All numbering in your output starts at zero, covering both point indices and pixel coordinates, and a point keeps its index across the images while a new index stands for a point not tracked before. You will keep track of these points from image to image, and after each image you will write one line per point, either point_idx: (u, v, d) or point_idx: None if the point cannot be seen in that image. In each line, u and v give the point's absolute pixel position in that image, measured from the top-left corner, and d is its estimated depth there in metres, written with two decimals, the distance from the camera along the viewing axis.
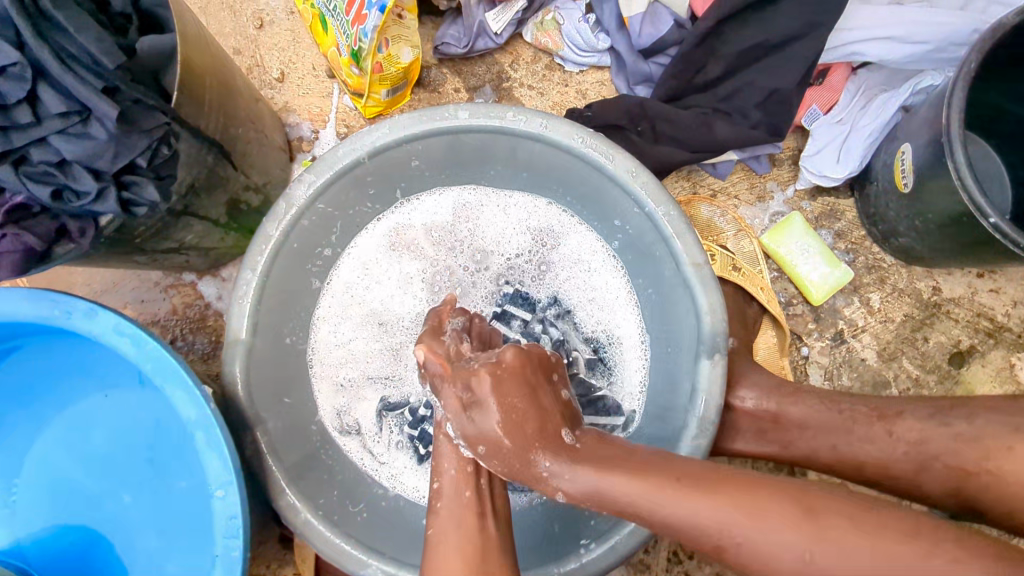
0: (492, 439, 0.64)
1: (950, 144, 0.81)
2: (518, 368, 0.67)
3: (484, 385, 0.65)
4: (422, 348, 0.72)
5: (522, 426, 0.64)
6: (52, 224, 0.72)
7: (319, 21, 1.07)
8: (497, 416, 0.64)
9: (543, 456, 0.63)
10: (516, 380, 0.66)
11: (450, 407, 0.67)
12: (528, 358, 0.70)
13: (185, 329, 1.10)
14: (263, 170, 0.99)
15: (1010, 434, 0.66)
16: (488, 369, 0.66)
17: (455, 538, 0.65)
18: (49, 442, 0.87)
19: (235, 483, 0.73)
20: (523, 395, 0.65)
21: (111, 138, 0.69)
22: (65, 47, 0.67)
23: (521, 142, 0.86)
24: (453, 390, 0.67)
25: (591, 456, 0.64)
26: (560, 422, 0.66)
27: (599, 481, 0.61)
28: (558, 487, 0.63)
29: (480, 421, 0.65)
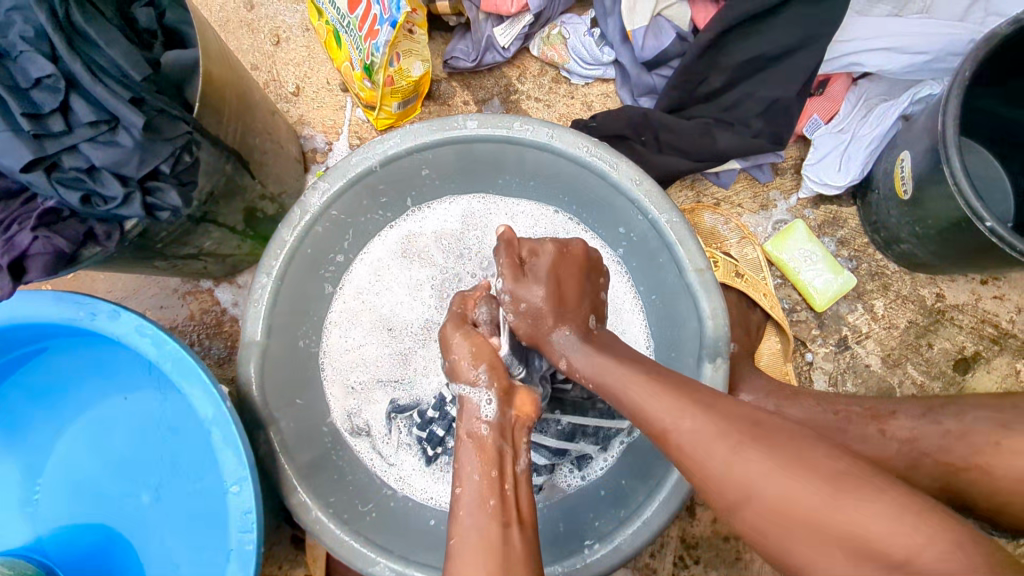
0: (534, 303, 0.73)
1: (947, 151, 0.82)
2: (563, 253, 0.77)
3: (544, 255, 0.75)
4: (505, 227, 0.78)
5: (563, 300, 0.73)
6: (80, 227, 0.75)
7: (334, 37, 1.11)
8: (544, 284, 0.74)
9: (565, 325, 0.73)
10: (573, 267, 0.76)
11: (505, 267, 0.76)
12: (551, 296, 0.73)
13: (201, 334, 1.13)
14: (279, 179, 1.02)
15: (996, 428, 0.66)
16: (554, 244, 0.77)
17: (476, 552, 0.61)
18: (71, 442, 0.90)
19: (250, 479, 0.75)
20: (575, 283, 0.75)
21: (137, 146, 0.73)
22: (96, 60, 0.72)
23: (527, 151, 0.89)
24: (513, 253, 0.77)
25: (607, 352, 0.71)
26: (588, 307, 0.76)
27: (612, 366, 0.67)
28: (564, 353, 0.72)
29: (532, 283, 0.74)
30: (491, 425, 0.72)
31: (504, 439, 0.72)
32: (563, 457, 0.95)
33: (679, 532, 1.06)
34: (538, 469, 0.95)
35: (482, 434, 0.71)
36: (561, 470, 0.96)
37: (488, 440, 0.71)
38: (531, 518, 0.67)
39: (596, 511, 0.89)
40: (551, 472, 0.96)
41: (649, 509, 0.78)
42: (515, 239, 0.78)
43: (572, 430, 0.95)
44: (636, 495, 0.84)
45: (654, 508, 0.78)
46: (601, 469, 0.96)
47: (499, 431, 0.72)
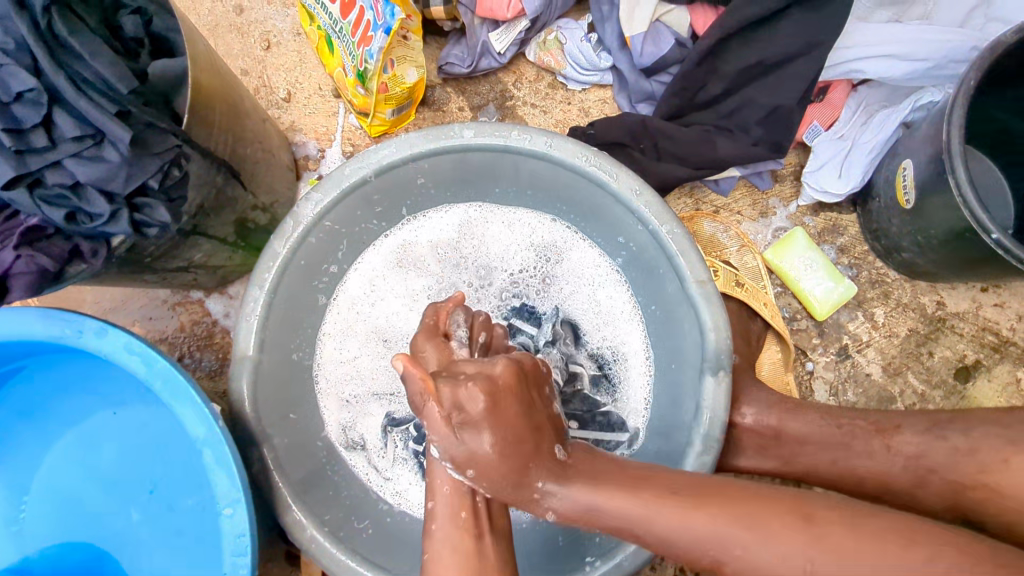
0: (484, 461, 0.60)
1: (952, 161, 0.81)
2: (517, 375, 0.64)
3: (479, 406, 0.59)
4: (403, 357, 0.59)
5: (523, 440, 0.61)
6: (65, 246, 0.73)
7: (326, 42, 1.09)
8: (491, 434, 0.60)
9: (538, 477, 0.62)
10: (511, 399, 0.61)
11: (434, 422, 0.60)
12: (512, 455, 0.61)
13: (192, 346, 1.11)
14: (270, 188, 1.00)
15: (1005, 445, 0.67)
16: (483, 386, 0.59)
17: (452, 557, 0.64)
18: (59, 460, 0.87)
19: (243, 501, 0.73)
20: (522, 410, 0.62)
21: (124, 160, 0.71)
22: (79, 72, 0.70)
23: (526, 161, 0.87)
24: (440, 408, 0.59)
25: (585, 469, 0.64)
26: (550, 431, 0.65)
27: (620, 503, 0.61)
28: (550, 507, 0.63)
29: (472, 435, 0.60)
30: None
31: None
32: None
33: None
34: None
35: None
36: None
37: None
38: (502, 521, 0.69)
39: None
40: None
41: None
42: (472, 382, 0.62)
43: None
44: None
45: None
46: None
47: None
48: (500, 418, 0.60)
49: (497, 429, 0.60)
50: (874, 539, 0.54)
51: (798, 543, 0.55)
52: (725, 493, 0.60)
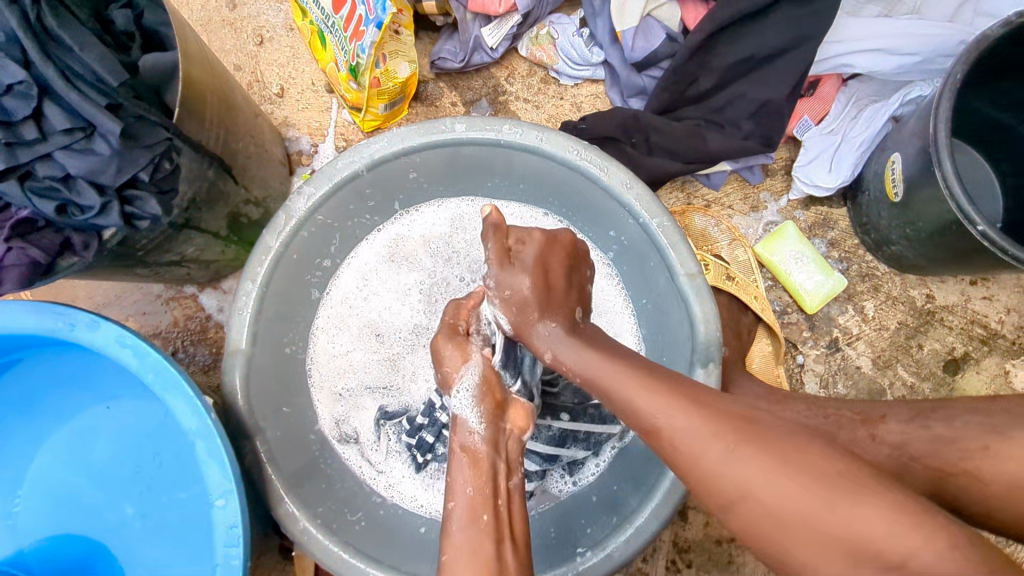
0: (522, 293, 0.73)
1: (938, 154, 0.82)
2: (550, 240, 0.76)
3: (537, 242, 0.75)
4: (491, 207, 0.76)
5: (549, 289, 0.74)
6: (56, 238, 0.74)
7: (318, 38, 1.09)
8: (530, 274, 0.74)
9: (552, 321, 0.72)
10: (560, 251, 0.76)
11: (491, 254, 0.76)
12: (539, 282, 0.73)
13: (186, 341, 1.11)
14: (264, 183, 1.00)
15: (987, 433, 0.67)
16: (539, 232, 0.76)
17: (468, 561, 0.59)
18: (52, 453, 0.87)
19: (236, 492, 0.74)
20: (564, 270, 0.76)
21: (114, 153, 0.71)
22: (70, 66, 0.71)
23: (517, 155, 0.87)
24: (503, 241, 0.76)
25: (583, 338, 0.71)
26: (574, 301, 0.76)
27: (594, 362, 0.67)
28: (547, 347, 0.72)
29: (518, 273, 0.74)
30: (486, 438, 0.69)
31: (498, 453, 0.68)
32: (555, 463, 0.93)
33: (671, 536, 1.06)
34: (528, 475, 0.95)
35: (476, 446, 0.68)
36: (551, 476, 0.95)
37: (483, 453, 0.67)
38: (525, 539, 0.64)
39: (588, 518, 0.88)
40: (542, 477, 0.95)
41: (640, 517, 0.76)
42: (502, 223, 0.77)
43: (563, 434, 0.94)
44: (629, 501, 0.83)
45: (645, 516, 0.76)
46: (592, 476, 0.94)
47: (495, 446, 0.69)
48: (543, 260, 0.75)
49: (534, 274, 0.74)
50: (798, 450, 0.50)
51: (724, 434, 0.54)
52: (719, 405, 0.57)
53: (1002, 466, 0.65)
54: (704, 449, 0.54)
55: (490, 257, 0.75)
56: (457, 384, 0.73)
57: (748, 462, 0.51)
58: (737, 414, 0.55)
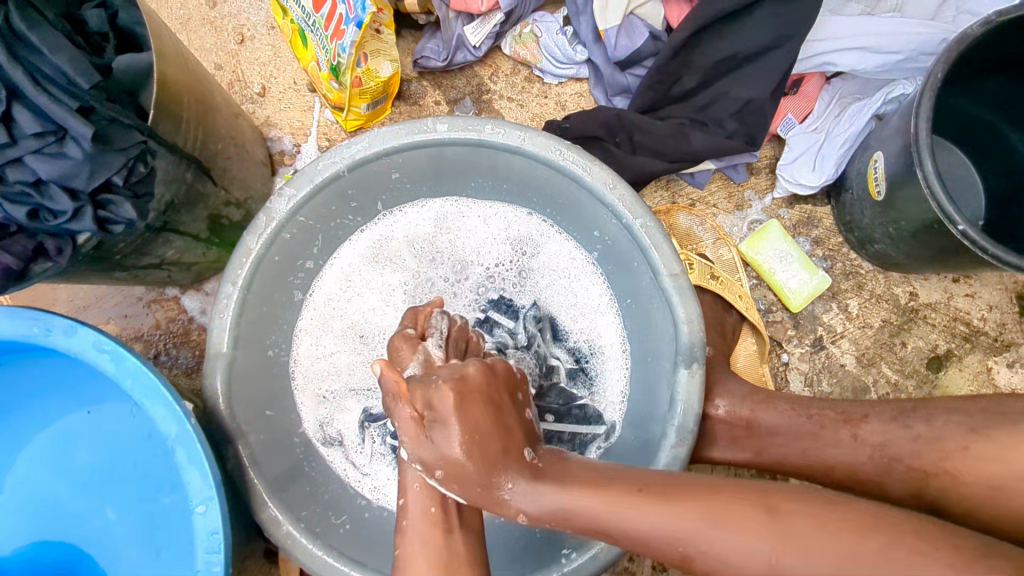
0: (452, 461, 0.60)
1: (920, 153, 0.82)
2: (463, 390, 0.61)
3: (449, 406, 0.60)
4: (384, 364, 0.63)
5: (488, 457, 0.60)
6: (29, 242, 0.73)
7: (299, 37, 1.08)
8: (457, 426, 0.59)
9: (508, 478, 0.61)
10: (480, 398, 0.62)
11: (405, 428, 0.62)
12: (472, 453, 0.60)
13: (168, 343, 1.10)
14: (244, 184, 0.99)
15: (966, 433, 0.67)
16: (450, 386, 0.60)
17: (421, 554, 0.62)
18: (31, 458, 0.86)
19: (216, 498, 0.73)
20: (484, 410, 0.61)
21: (87, 157, 0.70)
22: (39, 67, 0.69)
23: (500, 155, 0.87)
24: (411, 409, 0.62)
25: (553, 475, 0.62)
26: (523, 441, 0.64)
27: (577, 498, 0.59)
28: (518, 507, 0.61)
29: (440, 443, 0.60)
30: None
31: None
32: None
33: None
34: None
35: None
36: None
37: None
38: (476, 523, 0.67)
39: None
40: None
41: None
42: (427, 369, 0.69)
43: (547, 436, 0.95)
44: None
45: None
46: None
47: None
48: (470, 425, 0.60)
49: (464, 424, 0.60)
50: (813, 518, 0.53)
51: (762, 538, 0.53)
52: (727, 505, 0.55)
53: (981, 469, 0.65)
54: (743, 564, 0.53)
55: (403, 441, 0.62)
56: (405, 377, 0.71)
57: (792, 569, 0.51)
58: (746, 501, 0.55)
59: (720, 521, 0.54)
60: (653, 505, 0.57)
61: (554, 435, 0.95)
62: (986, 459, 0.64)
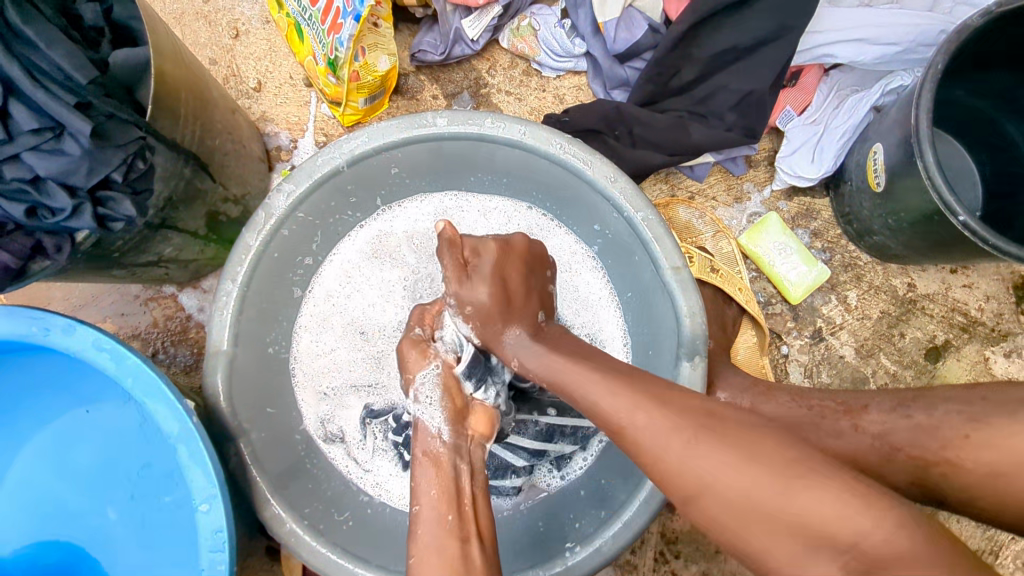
0: (477, 301, 0.72)
1: (920, 144, 0.82)
2: (506, 251, 0.75)
3: (490, 255, 0.73)
4: (446, 222, 0.74)
5: (510, 300, 0.72)
6: (27, 241, 0.72)
7: (295, 30, 1.07)
8: (490, 285, 0.72)
9: (517, 326, 0.72)
10: (513, 262, 0.74)
11: (449, 271, 0.74)
12: (498, 295, 0.72)
13: (166, 341, 1.09)
14: (242, 180, 0.98)
15: (966, 422, 0.67)
16: (497, 244, 0.74)
17: (435, 558, 0.61)
18: (30, 459, 0.86)
19: (220, 497, 0.72)
20: (519, 274, 0.75)
21: (86, 153, 0.70)
22: (35, 61, 0.69)
23: (500, 149, 0.86)
24: (458, 254, 0.73)
25: (550, 341, 0.71)
26: (536, 305, 0.75)
27: (565, 365, 0.65)
28: (513, 353, 0.71)
29: (477, 286, 0.73)
30: (448, 445, 0.71)
31: (461, 457, 0.71)
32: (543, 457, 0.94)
33: (659, 527, 1.07)
34: (517, 471, 0.92)
35: (438, 451, 0.70)
36: (540, 470, 0.95)
37: (445, 457, 0.70)
38: (491, 533, 0.66)
39: (576, 513, 0.88)
40: (530, 473, 0.94)
41: (629, 511, 0.77)
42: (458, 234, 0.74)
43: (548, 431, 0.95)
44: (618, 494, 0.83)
45: (633, 510, 0.76)
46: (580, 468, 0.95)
47: (456, 452, 0.71)
48: (502, 272, 0.73)
49: (495, 272, 0.73)
50: (756, 443, 0.51)
51: (691, 424, 0.53)
52: (679, 399, 0.57)
53: (981, 456, 0.65)
54: (665, 445, 0.53)
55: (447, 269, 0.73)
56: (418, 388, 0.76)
57: (707, 459, 0.51)
58: (700, 407, 0.56)
59: (670, 414, 0.55)
60: (631, 396, 0.58)
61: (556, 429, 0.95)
62: (987, 447, 0.65)
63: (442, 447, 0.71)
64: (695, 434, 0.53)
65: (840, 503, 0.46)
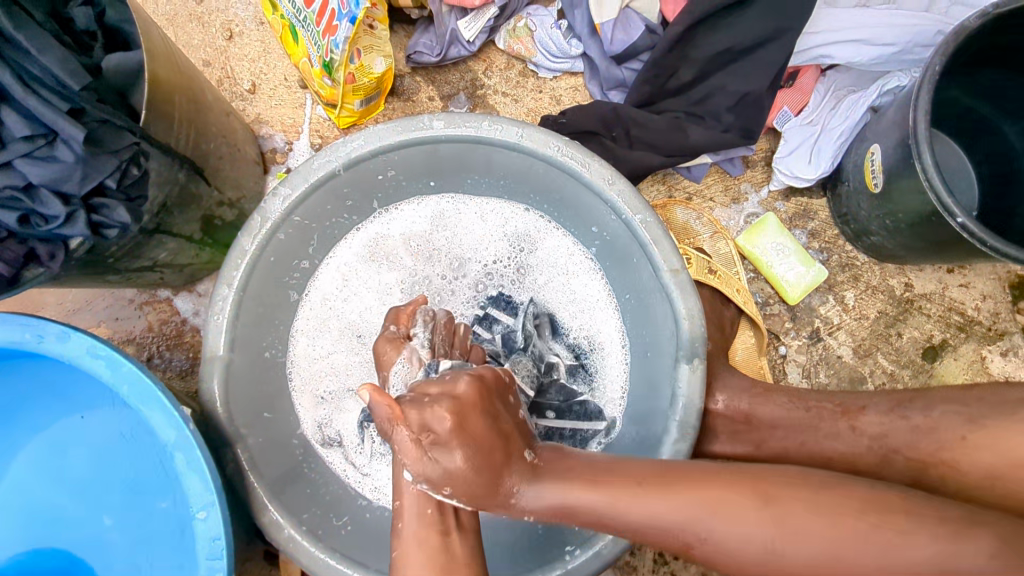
0: (455, 475, 0.58)
1: (918, 145, 0.82)
2: (482, 394, 0.62)
3: (446, 426, 0.57)
4: (373, 389, 0.59)
5: (491, 456, 0.59)
6: (21, 249, 0.72)
7: (290, 32, 1.06)
8: (463, 449, 0.58)
9: (512, 477, 0.61)
10: (476, 413, 0.60)
11: (403, 452, 0.59)
12: (473, 468, 0.59)
13: (162, 346, 1.08)
14: (237, 184, 0.97)
15: (963, 424, 0.67)
16: (449, 407, 0.58)
17: (418, 554, 0.61)
18: (24, 465, 0.85)
19: (217, 504, 0.72)
20: (487, 423, 0.61)
21: (79, 159, 0.69)
22: (27, 68, 0.68)
23: (497, 151, 0.86)
24: (408, 432, 0.58)
25: (557, 473, 0.62)
26: (522, 443, 0.64)
27: (577, 491, 0.60)
28: (526, 508, 0.61)
29: (444, 453, 0.58)
30: None
31: None
32: None
33: None
34: None
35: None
36: None
37: None
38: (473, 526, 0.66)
39: None
40: None
41: None
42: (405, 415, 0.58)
43: (548, 431, 0.94)
44: None
45: None
46: None
47: None
48: (469, 425, 0.60)
49: (462, 442, 0.58)
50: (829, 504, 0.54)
51: (750, 514, 0.56)
52: (713, 483, 0.58)
53: (979, 458, 0.65)
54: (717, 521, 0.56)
55: (398, 449, 0.58)
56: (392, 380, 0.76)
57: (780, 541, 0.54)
58: (747, 483, 0.58)
59: (719, 508, 0.56)
60: (664, 496, 0.58)
61: (555, 430, 0.94)
62: (984, 448, 0.65)
63: None
64: (771, 537, 0.55)
65: (934, 544, 0.50)
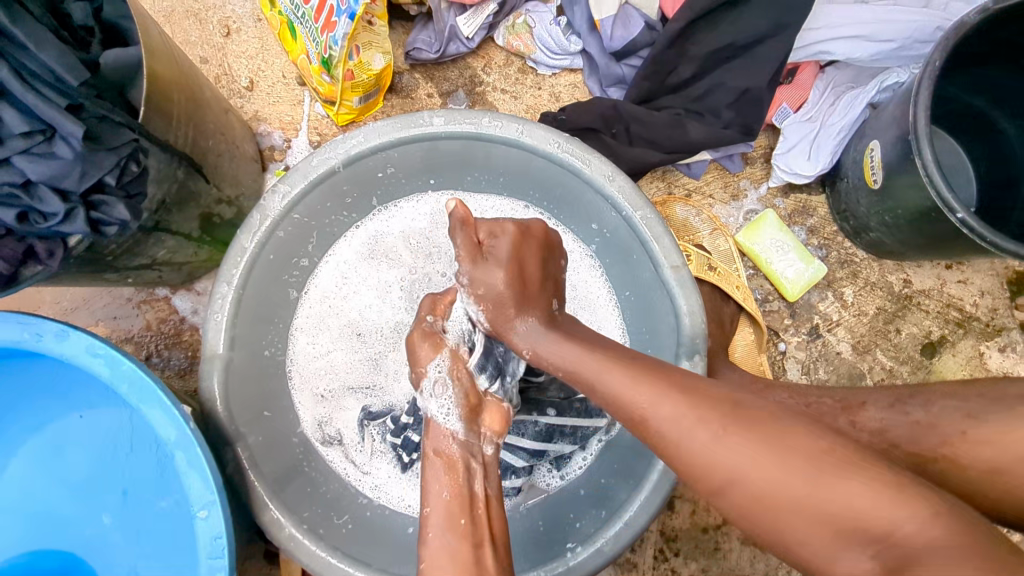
0: (495, 290, 0.69)
1: (918, 141, 0.82)
2: (524, 234, 0.71)
3: (506, 239, 0.70)
4: (458, 202, 0.71)
5: (523, 284, 0.69)
6: (19, 246, 0.71)
7: (288, 29, 1.05)
8: (506, 267, 0.69)
9: (528, 315, 0.69)
10: (535, 241, 0.72)
11: (462, 250, 0.71)
12: (513, 280, 0.69)
13: (160, 344, 1.08)
14: (236, 181, 0.97)
15: (962, 419, 0.67)
16: (512, 225, 0.71)
17: (449, 564, 0.59)
18: (23, 466, 0.84)
19: (218, 503, 0.72)
20: (535, 260, 0.71)
21: (78, 156, 0.69)
22: (26, 65, 0.68)
23: (498, 148, 0.85)
24: (471, 235, 0.71)
25: (566, 331, 0.68)
26: (551, 294, 0.72)
27: (574, 353, 0.65)
28: (529, 344, 0.68)
29: (494, 267, 0.69)
30: (461, 443, 0.70)
31: (473, 456, 0.69)
32: (543, 459, 0.92)
33: (658, 525, 1.07)
34: (518, 471, 0.90)
35: (450, 451, 0.69)
36: (539, 470, 0.94)
37: (457, 456, 0.68)
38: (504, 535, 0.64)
39: (576, 513, 0.88)
40: (530, 474, 0.93)
41: (630, 511, 0.76)
42: (469, 213, 0.71)
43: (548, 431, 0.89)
44: (618, 493, 0.82)
45: (635, 509, 0.76)
46: (580, 468, 0.94)
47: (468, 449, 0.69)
48: (519, 257, 0.70)
49: (510, 265, 0.69)
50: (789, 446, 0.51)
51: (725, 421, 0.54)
52: (702, 387, 0.57)
53: (979, 454, 0.65)
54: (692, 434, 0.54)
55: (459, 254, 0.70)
56: (426, 382, 0.74)
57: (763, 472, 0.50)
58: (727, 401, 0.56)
59: (698, 405, 0.55)
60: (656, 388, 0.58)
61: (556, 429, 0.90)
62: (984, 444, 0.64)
63: (454, 445, 0.69)
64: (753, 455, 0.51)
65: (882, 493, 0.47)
